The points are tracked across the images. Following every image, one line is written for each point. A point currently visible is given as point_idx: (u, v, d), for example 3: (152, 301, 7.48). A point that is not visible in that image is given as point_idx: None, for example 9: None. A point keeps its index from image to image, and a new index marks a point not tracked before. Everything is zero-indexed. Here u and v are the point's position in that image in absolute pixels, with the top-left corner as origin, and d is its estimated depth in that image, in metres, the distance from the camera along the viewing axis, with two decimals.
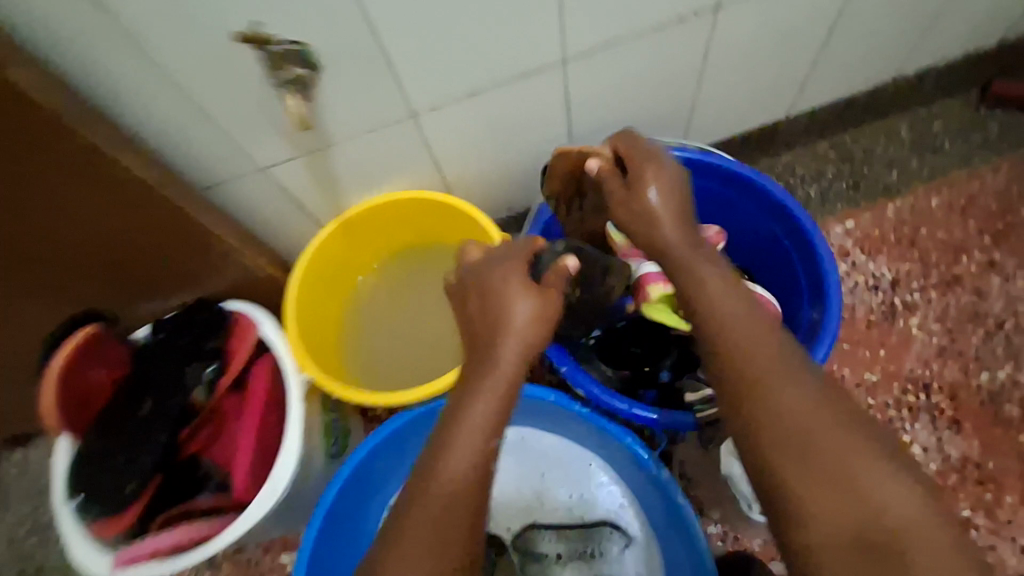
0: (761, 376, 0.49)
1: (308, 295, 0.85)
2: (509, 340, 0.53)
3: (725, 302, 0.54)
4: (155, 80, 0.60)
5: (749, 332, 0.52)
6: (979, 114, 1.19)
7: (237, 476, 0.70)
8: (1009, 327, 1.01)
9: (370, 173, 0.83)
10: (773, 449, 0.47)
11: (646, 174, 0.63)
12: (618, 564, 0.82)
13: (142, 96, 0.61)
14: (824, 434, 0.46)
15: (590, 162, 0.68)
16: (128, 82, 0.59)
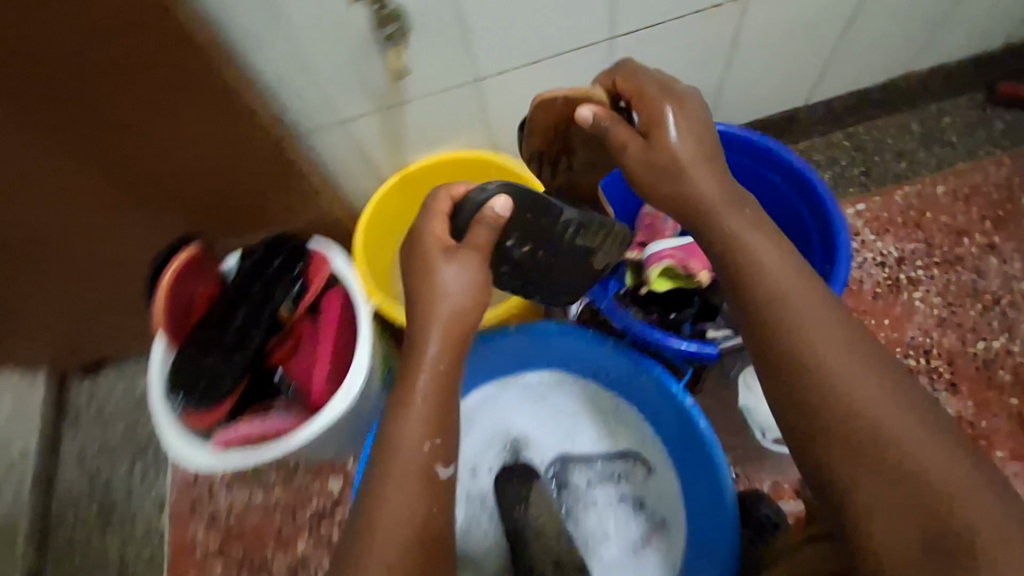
0: (820, 357, 0.54)
1: (371, 238, 0.97)
2: (434, 313, 0.59)
3: (786, 271, 0.59)
4: (275, 35, 0.70)
5: (795, 292, 0.57)
6: (986, 112, 1.28)
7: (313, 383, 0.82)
8: (1004, 303, 1.10)
9: (435, 132, 0.94)
10: (832, 442, 0.51)
11: (659, 117, 0.64)
12: (644, 488, 0.90)
13: (262, 49, 0.72)
14: (877, 426, 0.50)
15: (585, 110, 0.65)
16: (254, 36, 0.70)
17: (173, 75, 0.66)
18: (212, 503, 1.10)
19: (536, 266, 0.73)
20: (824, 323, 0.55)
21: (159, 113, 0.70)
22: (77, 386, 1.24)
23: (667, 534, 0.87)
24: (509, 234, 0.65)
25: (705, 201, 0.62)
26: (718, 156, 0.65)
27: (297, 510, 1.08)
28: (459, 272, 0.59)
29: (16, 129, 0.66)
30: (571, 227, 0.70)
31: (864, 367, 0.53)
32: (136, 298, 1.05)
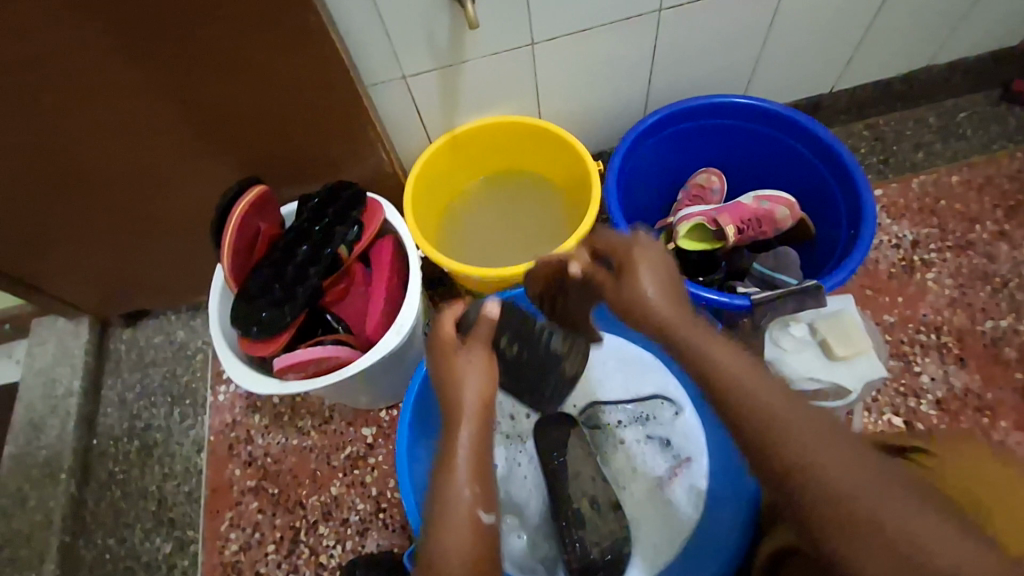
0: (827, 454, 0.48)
1: (422, 192, 1.02)
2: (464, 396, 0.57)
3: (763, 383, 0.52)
4: None
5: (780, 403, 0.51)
6: (1001, 109, 1.33)
7: (369, 319, 0.87)
8: (1013, 286, 1.15)
9: (485, 95, 1.00)
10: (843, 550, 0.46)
11: (633, 255, 0.62)
12: (670, 428, 0.98)
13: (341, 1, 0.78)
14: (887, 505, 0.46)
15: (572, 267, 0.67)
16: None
17: (266, 21, 0.71)
18: (249, 446, 1.15)
19: (521, 375, 0.92)
20: (828, 441, 0.49)
21: (245, 56, 0.75)
22: (120, 334, 1.29)
23: (692, 468, 0.94)
24: (501, 334, 0.84)
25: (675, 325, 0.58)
26: (683, 292, 0.61)
27: (332, 455, 1.12)
28: (473, 373, 0.58)
29: (115, 59, 0.72)
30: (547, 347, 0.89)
31: (873, 485, 0.46)
32: (189, 245, 1.10)
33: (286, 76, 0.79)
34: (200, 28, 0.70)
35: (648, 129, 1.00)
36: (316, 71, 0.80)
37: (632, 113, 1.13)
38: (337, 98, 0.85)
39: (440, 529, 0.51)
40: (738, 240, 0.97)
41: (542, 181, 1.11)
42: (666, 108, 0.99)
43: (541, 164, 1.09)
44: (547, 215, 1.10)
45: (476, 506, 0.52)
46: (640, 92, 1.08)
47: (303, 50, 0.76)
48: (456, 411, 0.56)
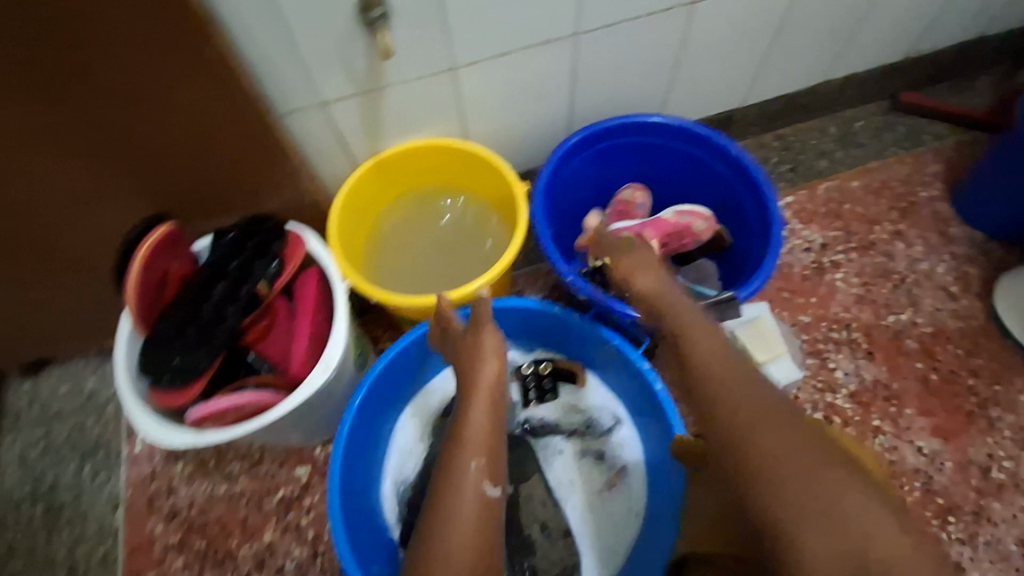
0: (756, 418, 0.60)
1: (346, 219, 0.98)
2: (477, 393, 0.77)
3: (712, 354, 0.69)
4: (266, 16, 0.74)
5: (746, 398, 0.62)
6: (891, 118, 1.45)
7: (294, 356, 0.83)
8: (910, 281, 1.25)
9: (409, 119, 0.99)
10: (779, 503, 0.53)
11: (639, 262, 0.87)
12: (610, 439, 0.98)
13: (250, 31, 0.75)
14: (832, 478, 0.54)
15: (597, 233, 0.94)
16: (246, 19, 0.73)
17: (161, 55, 0.67)
18: (172, 498, 1.07)
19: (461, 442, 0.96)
20: (773, 426, 0.58)
21: (140, 88, 0.70)
22: (20, 385, 1.17)
23: (626, 475, 0.96)
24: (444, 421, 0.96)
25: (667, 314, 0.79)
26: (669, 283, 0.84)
27: (264, 500, 1.06)
28: (492, 362, 0.80)
29: None
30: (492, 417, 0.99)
31: (803, 464, 0.55)
32: (92, 287, 1.02)
33: (192, 107, 0.75)
34: (88, 60, 0.65)
35: (574, 148, 1.02)
36: (224, 103, 0.76)
37: (557, 134, 1.15)
38: (251, 127, 0.81)
39: (455, 494, 0.67)
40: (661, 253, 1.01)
41: (484, 201, 1.09)
42: (589, 127, 1.02)
43: (480, 186, 1.07)
44: (473, 233, 1.08)
45: (482, 478, 0.69)
46: (563, 113, 1.10)
47: (209, 78, 0.72)
48: (475, 385, 0.78)
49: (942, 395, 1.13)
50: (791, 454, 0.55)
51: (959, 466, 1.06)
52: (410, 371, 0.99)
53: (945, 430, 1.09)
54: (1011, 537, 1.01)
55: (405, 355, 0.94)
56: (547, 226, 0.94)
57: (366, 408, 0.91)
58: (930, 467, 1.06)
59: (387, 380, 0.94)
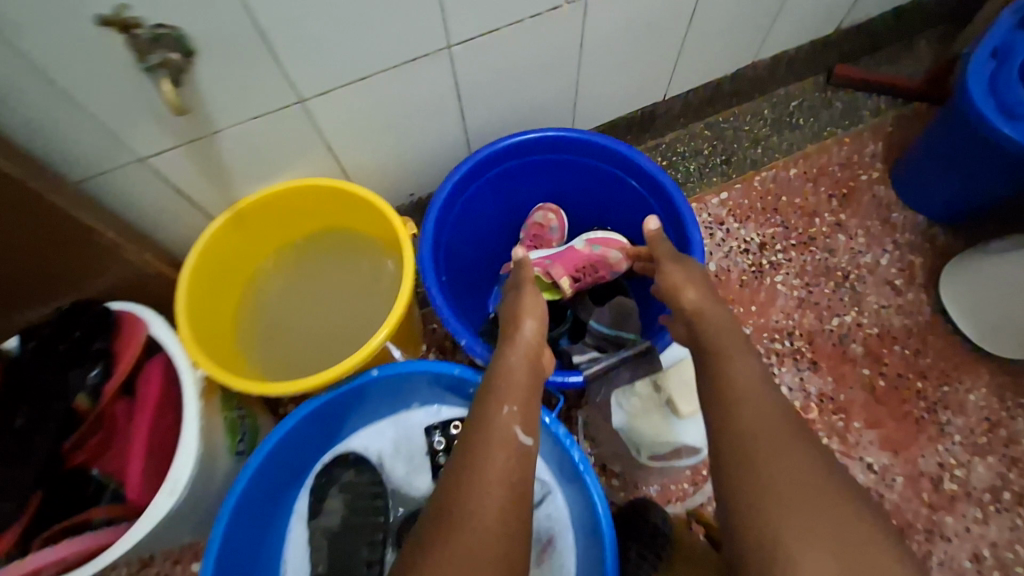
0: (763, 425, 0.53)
1: (202, 289, 0.82)
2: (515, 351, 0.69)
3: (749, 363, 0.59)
4: (20, 71, 0.56)
5: (745, 386, 0.57)
6: (826, 94, 1.34)
7: (129, 481, 0.68)
8: (853, 277, 1.16)
9: (261, 162, 0.81)
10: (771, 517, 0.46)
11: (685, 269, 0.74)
12: (538, 510, 0.88)
13: (9, 93, 0.57)
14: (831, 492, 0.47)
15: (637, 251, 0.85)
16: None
17: None
18: None
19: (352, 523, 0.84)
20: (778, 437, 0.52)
21: None
22: None
23: (554, 550, 0.86)
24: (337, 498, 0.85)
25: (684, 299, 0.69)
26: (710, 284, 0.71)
27: None
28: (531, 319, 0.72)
29: None
30: (381, 500, 0.86)
31: (808, 484, 0.48)
32: None
33: None
34: None
35: (470, 173, 0.88)
36: None
37: (453, 154, 1.00)
38: (34, 211, 0.63)
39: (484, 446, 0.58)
40: (574, 289, 0.89)
41: (381, 248, 0.93)
42: (482, 150, 0.88)
43: (374, 230, 0.92)
44: (366, 287, 0.93)
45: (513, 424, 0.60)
46: (455, 133, 0.95)
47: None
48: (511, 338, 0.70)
49: (889, 403, 1.06)
50: (785, 466, 0.49)
51: (909, 480, 1.01)
52: (304, 454, 0.86)
53: (894, 441, 1.03)
54: (965, 553, 0.96)
55: (292, 440, 0.82)
56: (437, 276, 0.81)
57: (247, 508, 0.78)
58: (880, 484, 1.01)
59: (273, 471, 0.81)
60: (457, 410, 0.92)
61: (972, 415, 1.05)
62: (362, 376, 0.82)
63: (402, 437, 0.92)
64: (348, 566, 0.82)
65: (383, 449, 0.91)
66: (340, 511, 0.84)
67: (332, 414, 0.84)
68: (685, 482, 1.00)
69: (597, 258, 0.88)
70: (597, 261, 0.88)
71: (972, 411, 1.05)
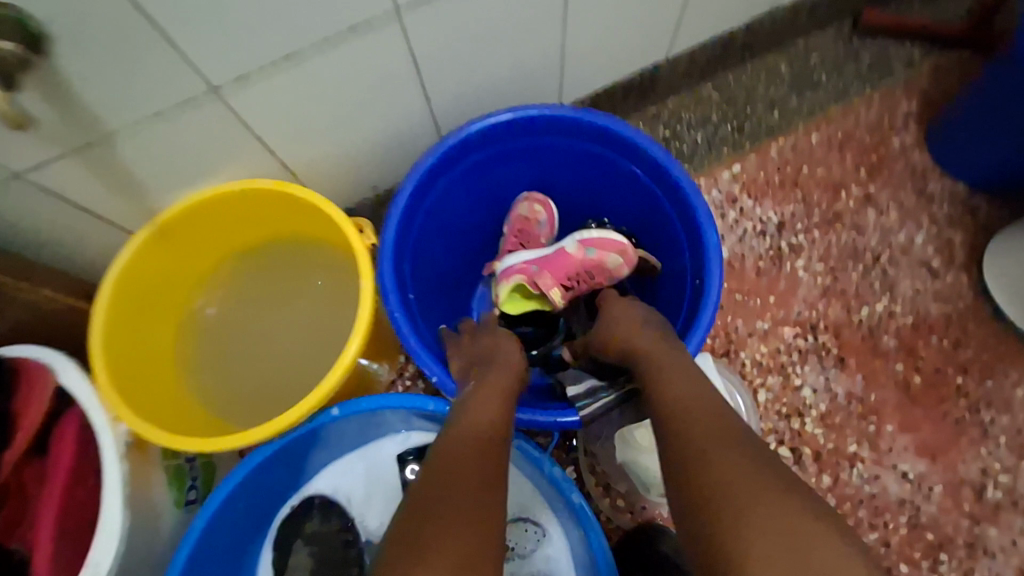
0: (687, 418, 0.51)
1: (125, 319, 0.70)
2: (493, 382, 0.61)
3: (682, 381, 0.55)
4: None
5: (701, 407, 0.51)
6: (852, 44, 1.15)
7: (38, 567, 0.58)
8: (884, 260, 1.03)
9: (181, 165, 0.68)
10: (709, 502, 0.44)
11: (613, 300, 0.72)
12: (534, 556, 0.77)
13: None
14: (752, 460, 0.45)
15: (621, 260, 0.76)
16: None
17: None
18: None
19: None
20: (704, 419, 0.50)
21: None
22: None
23: None
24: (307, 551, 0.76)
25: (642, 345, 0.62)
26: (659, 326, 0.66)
27: None
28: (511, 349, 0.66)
29: None
30: (355, 546, 0.76)
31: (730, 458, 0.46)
32: None
33: None
34: None
35: (438, 165, 0.73)
36: None
37: (419, 140, 0.84)
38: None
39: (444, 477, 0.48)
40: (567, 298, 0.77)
41: (338, 259, 0.80)
42: (449, 139, 0.73)
43: (329, 240, 0.78)
44: (325, 303, 0.80)
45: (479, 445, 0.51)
46: (419, 115, 0.79)
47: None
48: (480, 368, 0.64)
49: (926, 403, 0.95)
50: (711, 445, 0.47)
51: (949, 489, 0.91)
52: (264, 499, 0.76)
53: (931, 447, 0.93)
54: (1010, 568, 0.87)
55: (245, 492, 0.71)
56: (400, 297, 0.67)
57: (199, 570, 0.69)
58: (917, 495, 0.91)
59: (229, 525, 0.71)
60: (431, 436, 0.81)
61: (1018, 413, 0.94)
62: (321, 416, 0.71)
63: (377, 469, 0.81)
64: None
65: (355, 484, 0.81)
66: (308, 565, 0.75)
67: (290, 456, 0.74)
68: None
69: (586, 261, 0.75)
70: (588, 265, 0.75)
71: (1020, 409, 0.94)
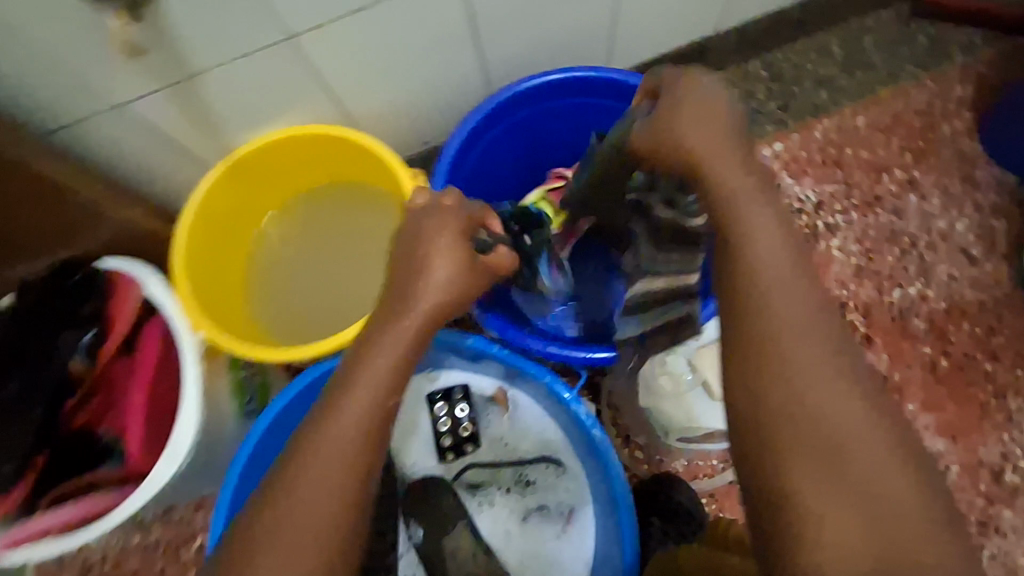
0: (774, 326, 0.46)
1: (203, 245, 0.78)
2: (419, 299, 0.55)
3: (778, 262, 0.48)
4: None
5: (799, 333, 0.46)
6: (910, 27, 1.14)
7: (130, 446, 0.68)
8: (922, 244, 1.03)
9: (256, 107, 0.75)
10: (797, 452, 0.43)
11: (674, 110, 0.53)
12: (554, 491, 0.84)
13: None
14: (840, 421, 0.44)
15: None
16: None
17: None
18: (84, 553, 0.98)
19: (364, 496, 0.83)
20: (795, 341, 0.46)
21: None
22: None
23: (578, 519, 0.83)
24: None
25: (736, 196, 0.50)
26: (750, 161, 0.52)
27: (183, 548, 0.97)
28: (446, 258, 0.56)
29: None
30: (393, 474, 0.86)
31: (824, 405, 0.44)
32: None
33: None
34: None
35: (486, 119, 0.79)
36: None
37: (472, 97, 0.89)
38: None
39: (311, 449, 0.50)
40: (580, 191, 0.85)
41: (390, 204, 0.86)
42: (498, 96, 0.78)
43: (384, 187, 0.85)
44: (375, 243, 0.87)
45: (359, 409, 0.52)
46: (473, 74, 0.84)
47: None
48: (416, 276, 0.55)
49: (951, 385, 0.96)
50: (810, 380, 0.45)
51: (966, 469, 0.92)
52: None
53: (953, 427, 0.94)
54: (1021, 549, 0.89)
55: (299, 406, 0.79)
56: None
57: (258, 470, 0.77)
58: None
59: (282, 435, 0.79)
60: (459, 376, 0.90)
61: None
62: None
63: (414, 403, 0.90)
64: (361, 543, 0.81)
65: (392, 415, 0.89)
66: None
67: None
68: (715, 459, 0.91)
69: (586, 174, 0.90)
70: None
71: None
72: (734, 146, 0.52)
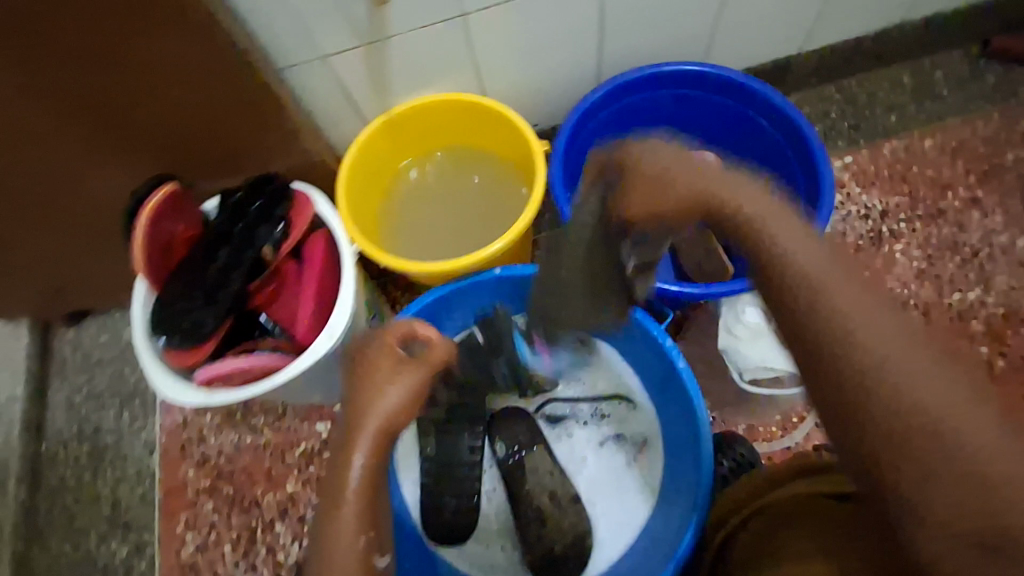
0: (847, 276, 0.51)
1: (357, 179, 0.95)
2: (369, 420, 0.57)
3: (816, 255, 0.51)
4: None
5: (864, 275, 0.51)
6: (979, 66, 1.25)
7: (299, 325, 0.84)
8: (983, 255, 1.11)
9: (418, 73, 0.93)
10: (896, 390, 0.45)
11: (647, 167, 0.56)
12: (626, 424, 0.97)
13: None
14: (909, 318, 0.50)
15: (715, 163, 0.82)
16: None
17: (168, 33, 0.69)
18: (202, 446, 1.12)
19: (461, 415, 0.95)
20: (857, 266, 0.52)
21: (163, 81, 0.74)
22: (65, 334, 1.20)
23: (648, 451, 0.94)
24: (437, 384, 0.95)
25: (754, 215, 0.53)
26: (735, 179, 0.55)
27: (287, 452, 1.11)
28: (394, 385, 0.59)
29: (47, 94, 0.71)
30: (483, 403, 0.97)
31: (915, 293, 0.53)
32: (113, 255, 1.03)
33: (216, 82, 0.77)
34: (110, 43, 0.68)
35: (602, 99, 0.94)
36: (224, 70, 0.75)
37: (585, 86, 1.05)
38: (240, 81, 0.77)
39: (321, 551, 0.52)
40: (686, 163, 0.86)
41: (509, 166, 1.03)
42: (615, 79, 0.93)
43: (505, 150, 1.02)
44: (491, 196, 1.03)
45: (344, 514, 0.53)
46: (591, 65, 1.01)
47: (183, 30, 0.69)
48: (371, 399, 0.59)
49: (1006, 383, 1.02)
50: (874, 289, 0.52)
51: None
52: None
53: None
54: None
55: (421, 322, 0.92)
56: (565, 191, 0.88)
57: None
58: None
59: None
60: None
61: None
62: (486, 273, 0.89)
63: None
64: (452, 453, 0.93)
65: None
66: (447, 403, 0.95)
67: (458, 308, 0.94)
68: (774, 425, 1.00)
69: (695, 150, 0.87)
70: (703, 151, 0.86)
71: None
72: (713, 172, 0.55)
